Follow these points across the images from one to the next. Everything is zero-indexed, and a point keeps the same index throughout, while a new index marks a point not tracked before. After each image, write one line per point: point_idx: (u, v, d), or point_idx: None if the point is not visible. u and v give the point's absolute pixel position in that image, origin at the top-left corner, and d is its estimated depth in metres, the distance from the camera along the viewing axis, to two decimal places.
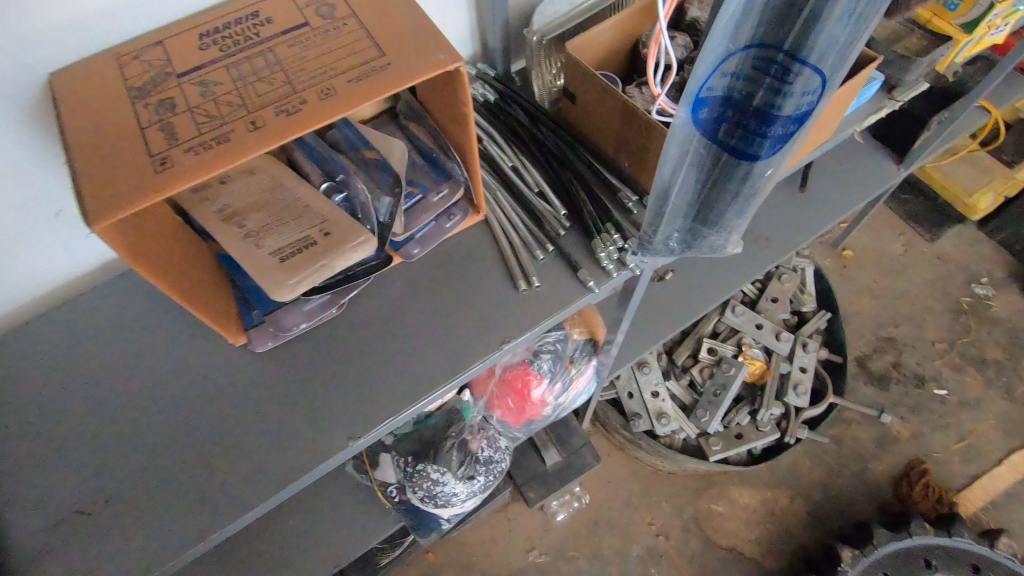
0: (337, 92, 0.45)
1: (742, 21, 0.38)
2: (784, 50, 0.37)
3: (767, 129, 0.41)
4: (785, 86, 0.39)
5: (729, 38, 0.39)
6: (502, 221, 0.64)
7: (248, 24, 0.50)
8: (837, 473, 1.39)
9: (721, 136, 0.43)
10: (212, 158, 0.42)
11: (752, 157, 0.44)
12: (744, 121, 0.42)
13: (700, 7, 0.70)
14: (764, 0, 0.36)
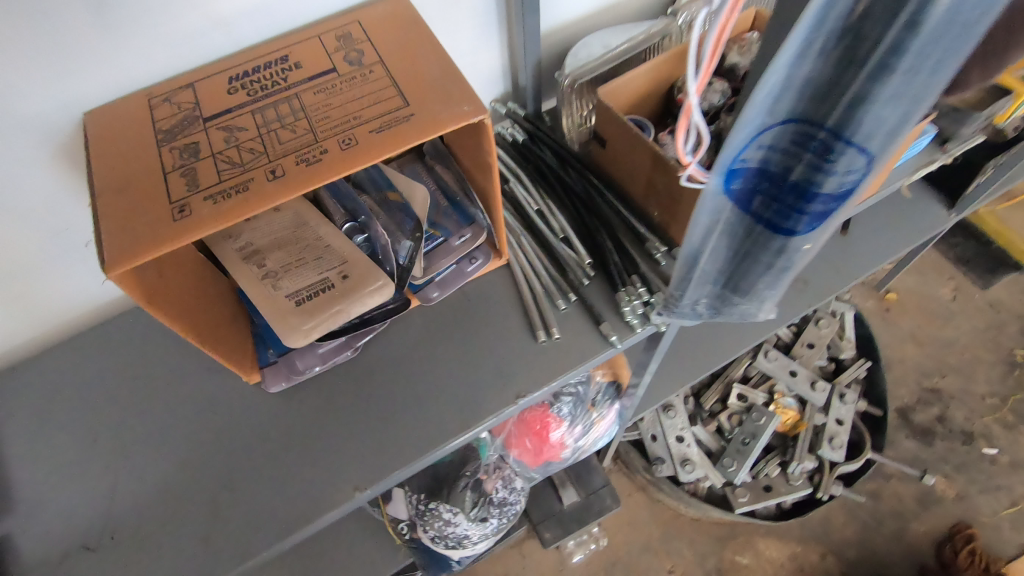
0: (358, 142, 0.44)
1: (781, 96, 0.36)
2: (827, 128, 0.36)
3: (806, 206, 0.40)
4: (827, 164, 0.38)
5: (765, 113, 0.36)
6: (524, 268, 0.63)
7: (277, 68, 0.50)
8: (874, 532, 1.31)
9: (756, 208, 0.42)
10: (229, 207, 0.42)
11: (788, 231, 0.42)
12: (781, 196, 0.41)
13: (740, 53, 0.68)
14: (806, 76, 0.34)
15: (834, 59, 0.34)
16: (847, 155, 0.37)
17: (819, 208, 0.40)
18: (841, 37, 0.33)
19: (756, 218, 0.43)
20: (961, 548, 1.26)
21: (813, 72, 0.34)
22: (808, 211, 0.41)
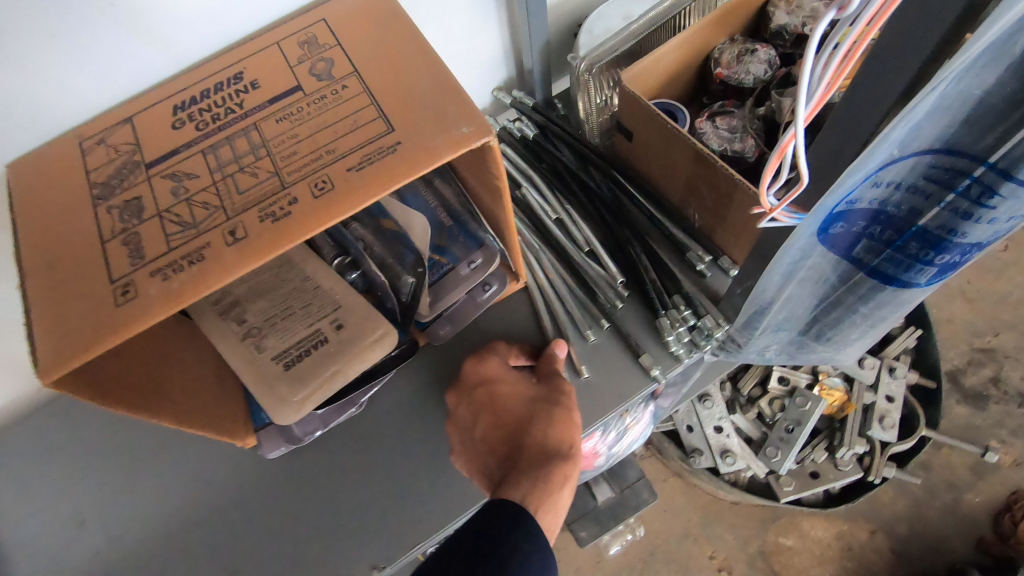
0: (333, 185, 0.35)
1: (920, 130, 0.31)
2: (985, 165, 0.31)
3: (931, 252, 0.38)
4: (973, 211, 0.34)
5: (897, 150, 0.32)
6: (547, 296, 0.54)
7: (230, 90, 0.41)
8: (926, 505, 1.23)
9: (862, 247, 0.40)
10: (181, 284, 0.33)
11: (908, 276, 0.40)
12: (899, 239, 0.38)
13: (788, 11, 0.57)
14: (961, 105, 0.29)
15: (1003, 83, 0.28)
16: (1002, 206, 0.33)
17: (943, 254, 0.38)
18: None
19: (860, 260, 0.42)
20: (1022, 518, 1.17)
21: (979, 93, 0.28)
22: (928, 256, 0.38)
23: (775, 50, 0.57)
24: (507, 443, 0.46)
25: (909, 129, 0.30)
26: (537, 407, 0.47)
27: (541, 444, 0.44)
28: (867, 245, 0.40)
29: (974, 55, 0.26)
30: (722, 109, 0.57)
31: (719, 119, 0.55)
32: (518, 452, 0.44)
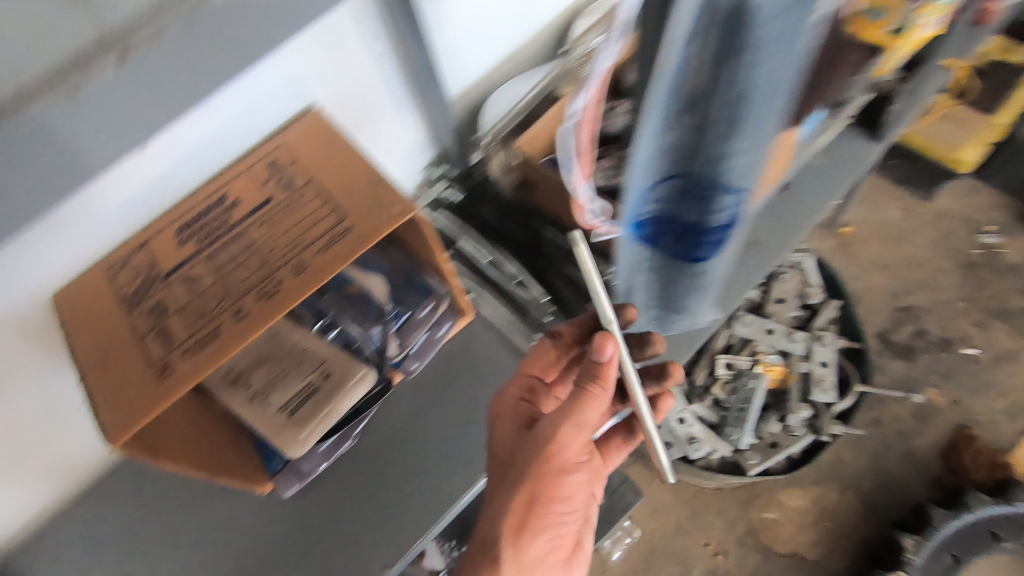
0: (308, 266, 0.48)
1: (653, 156, 0.40)
2: (699, 173, 0.42)
3: (703, 240, 0.47)
4: (713, 206, 0.43)
5: (643, 172, 0.41)
6: (492, 323, 0.70)
7: (218, 210, 0.54)
8: (884, 457, 1.36)
9: (664, 246, 0.48)
10: (207, 357, 0.45)
11: (698, 261, 0.49)
12: (682, 234, 0.47)
13: None
14: (667, 133, 0.39)
15: (683, 118, 0.39)
16: (722, 197, 0.43)
17: (722, 230, 0.46)
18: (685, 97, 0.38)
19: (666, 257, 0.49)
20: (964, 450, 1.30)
21: (673, 127, 0.39)
22: (712, 237, 0.47)
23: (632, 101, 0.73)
24: (505, 458, 0.55)
25: (644, 161, 0.40)
26: (523, 457, 0.53)
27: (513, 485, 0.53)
28: (666, 244, 0.48)
29: (654, 104, 0.36)
30: (603, 154, 0.71)
31: (599, 163, 0.70)
32: (503, 479, 0.54)
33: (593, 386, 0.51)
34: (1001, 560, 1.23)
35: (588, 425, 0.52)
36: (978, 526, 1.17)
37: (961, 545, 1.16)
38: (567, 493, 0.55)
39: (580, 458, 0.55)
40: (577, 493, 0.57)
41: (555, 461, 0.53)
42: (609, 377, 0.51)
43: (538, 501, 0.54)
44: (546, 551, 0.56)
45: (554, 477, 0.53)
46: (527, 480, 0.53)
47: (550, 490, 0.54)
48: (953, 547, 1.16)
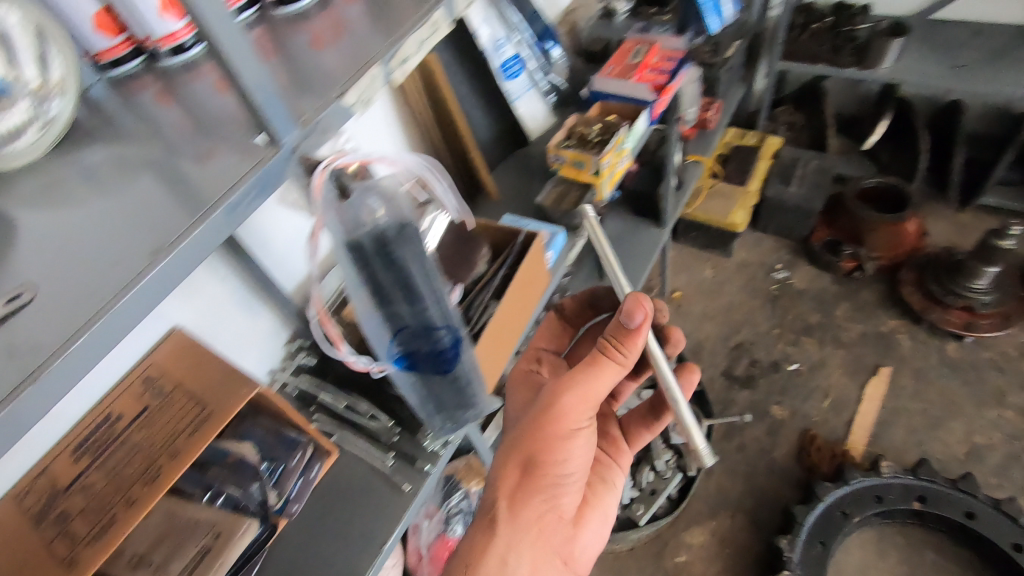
0: (181, 451, 0.66)
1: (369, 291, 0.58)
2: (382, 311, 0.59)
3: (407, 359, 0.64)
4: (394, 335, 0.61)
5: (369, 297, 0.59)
6: (354, 454, 0.86)
7: (105, 425, 0.69)
8: (755, 475, 1.57)
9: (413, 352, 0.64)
10: (107, 540, 0.59)
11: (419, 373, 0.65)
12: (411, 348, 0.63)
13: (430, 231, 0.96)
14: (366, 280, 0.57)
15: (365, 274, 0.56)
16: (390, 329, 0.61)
17: (447, 333, 0.61)
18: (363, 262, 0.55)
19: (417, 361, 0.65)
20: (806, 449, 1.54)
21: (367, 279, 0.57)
22: (445, 343, 0.61)
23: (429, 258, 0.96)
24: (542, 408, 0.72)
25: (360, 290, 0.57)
26: (556, 399, 0.72)
27: (548, 421, 0.72)
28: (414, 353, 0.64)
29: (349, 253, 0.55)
30: None
31: None
32: (544, 414, 0.72)
33: (606, 356, 0.70)
34: (866, 534, 1.44)
35: (592, 390, 0.70)
36: (832, 510, 1.41)
37: (825, 531, 1.38)
38: (572, 452, 0.73)
39: (582, 420, 0.73)
40: (579, 455, 0.74)
41: (556, 423, 0.71)
42: (638, 339, 0.69)
43: (541, 462, 0.72)
44: (542, 511, 0.74)
45: (564, 434, 0.71)
46: (541, 437, 0.71)
47: (559, 445, 0.72)
48: (820, 535, 1.38)
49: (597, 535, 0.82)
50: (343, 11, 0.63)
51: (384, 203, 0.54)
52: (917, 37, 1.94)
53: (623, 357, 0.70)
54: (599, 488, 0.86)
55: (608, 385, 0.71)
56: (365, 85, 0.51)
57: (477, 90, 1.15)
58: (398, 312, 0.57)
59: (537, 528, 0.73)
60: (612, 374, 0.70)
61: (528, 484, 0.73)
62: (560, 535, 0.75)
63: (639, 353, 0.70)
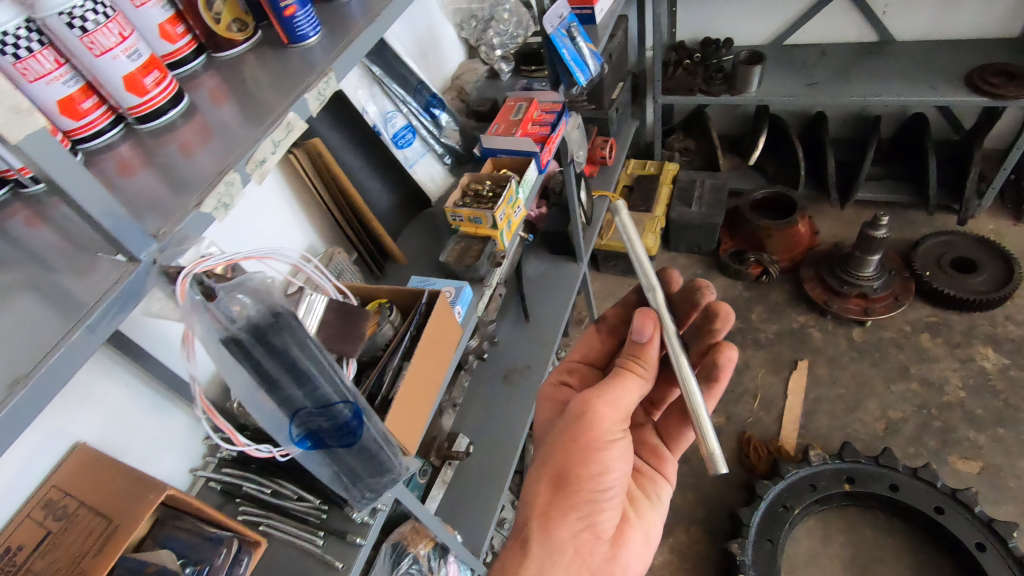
0: (86, 571, 0.63)
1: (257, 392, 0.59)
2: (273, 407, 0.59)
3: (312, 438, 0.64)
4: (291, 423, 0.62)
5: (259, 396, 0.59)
6: (283, 540, 0.83)
7: (3, 560, 0.65)
8: (702, 485, 1.62)
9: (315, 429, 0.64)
10: None
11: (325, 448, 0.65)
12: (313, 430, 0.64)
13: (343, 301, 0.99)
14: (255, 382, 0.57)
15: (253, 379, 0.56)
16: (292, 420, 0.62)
17: (345, 406, 0.63)
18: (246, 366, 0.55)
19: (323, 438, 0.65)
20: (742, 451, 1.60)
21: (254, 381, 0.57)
22: (345, 415, 0.63)
23: None
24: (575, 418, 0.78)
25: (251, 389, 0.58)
26: (581, 415, 0.78)
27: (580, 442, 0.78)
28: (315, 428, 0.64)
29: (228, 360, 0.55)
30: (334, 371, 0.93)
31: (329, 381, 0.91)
32: (576, 426, 0.77)
33: (630, 368, 0.80)
34: (809, 523, 1.51)
35: (619, 401, 0.78)
36: (773, 506, 1.47)
37: (771, 528, 1.44)
38: (608, 465, 0.78)
39: (615, 432, 0.78)
40: (616, 468, 0.79)
41: (590, 434, 0.77)
42: (649, 351, 0.81)
43: (576, 479, 0.78)
44: (578, 528, 0.79)
45: (600, 447, 0.77)
46: (575, 452, 0.77)
47: (594, 459, 0.77)
48: (766, 533, 1.44)
49: (641, 553, 0.86)
50: (212, 116, 0.66)
51: (257, 295, 0.52)
52: (774, 61, 2.16)
53: (643, 369, 0.81)
54: (643, 504, 0.90)
55: (636, 394, 0.80)
56: (222, 191, 0.54)
57: (370, 163, 1.20)
58: (292, 395, 0.59)
59: (574, 546, 0.79)
60: (634, 385, 0.79)
61: (564, 501, 0.79)
62: (599, 556, 0.81)
63: (653, 364, 0.82)
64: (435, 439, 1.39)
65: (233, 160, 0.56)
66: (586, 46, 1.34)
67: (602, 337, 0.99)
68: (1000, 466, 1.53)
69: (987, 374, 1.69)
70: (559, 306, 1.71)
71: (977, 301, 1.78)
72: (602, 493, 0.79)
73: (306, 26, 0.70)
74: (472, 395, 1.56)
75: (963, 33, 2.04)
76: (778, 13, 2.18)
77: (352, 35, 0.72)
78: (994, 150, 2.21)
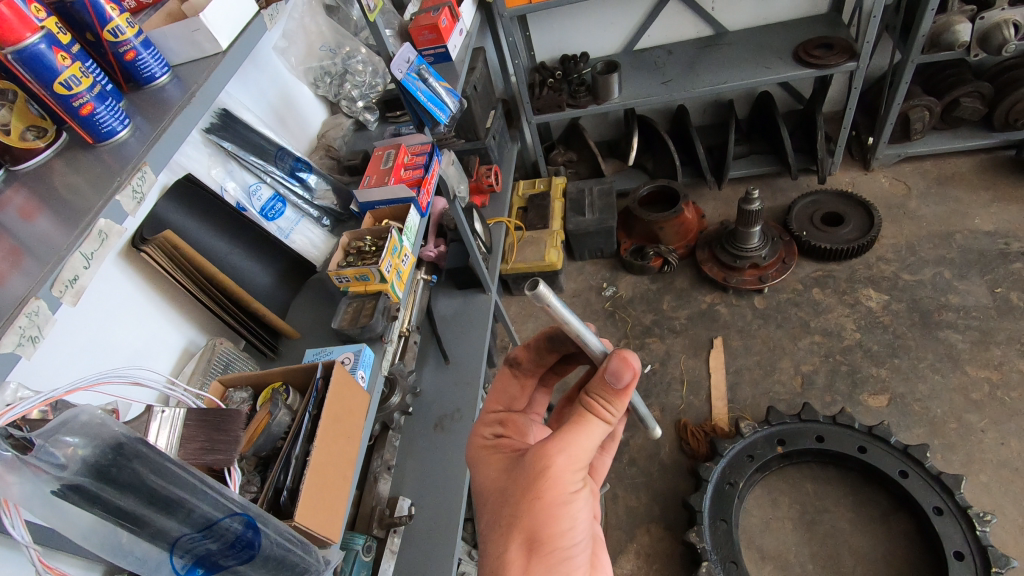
0: None
1: (117, 538, 0.50)
2: (143, 545, 0.52)
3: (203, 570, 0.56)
4: (173, 560, 0.54)
5: (121, 545, 0.51)
6: None
7: None
8: (653, 481, 1.63)
9: (204, 560, 0.56)
10: None
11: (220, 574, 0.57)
12: (203, 560, 0.56)
13: (236, 392, 0.91)
14: (112, 527, 0.50)
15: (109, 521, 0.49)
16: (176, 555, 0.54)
17: (233, 519, 0.57)
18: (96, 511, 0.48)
19: (218, 564, 0.57)
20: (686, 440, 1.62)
21: (112, 526, 0.49)
22: (236, 529, 0.58)
23: (244, 399, 0.92)
24: (534, 476, 0.70)
25: (104, 536, 0.50)
26: (538, 468, 0.70)
27: (542, 500, 0.69)
28: (205, 560, 0.56)
29: (64, 514, 0.47)
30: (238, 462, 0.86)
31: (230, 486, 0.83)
32: (535, 480, 0.70)
33: (594, 412, 0.72)
34: (756, 492, 1.56)
35: (578, 447, 0.71)
36: (720, 485, 1.51)
37: (722, 508, 1.48)
38: (574, 519, 0.70)
39: (578, 481, 0.71)
40: (583, 520, 0.72)
41: (554, 488, 0.70)
42: (625, 398, 0.73)
43: (550, 538, 0.69)
44: None
45: (566, 498, 0.70)
46: (541, 508, 0.69)
47: (563, 512, 0.70)
48: (719, 513, 1.47)
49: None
50: (22, 233, 0.59)
51: (88, 431, 0.46)
52: (629, 66, 2.29)
53: (610, 414, 0.73)
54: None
55: (598, 437, 0.72)
56: (24, 323, 0.48)
57: (239, 243, 1.13)
58: (166, 527, 0.52)
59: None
60: (597, 431, 0.72)
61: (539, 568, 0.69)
62: None
63: (623, 408, 0.74)
64: (375, 508, 1.29)
65: (35, 285, 0.50)
66: (439, 86, 1.36)
67: (521, 381, 0.89)
68: (903, 394, 1.66)
69: (874, 312, 1.84)
70: (477, 340, 1.69)
71: (851, 249, 1.94)
72: (573, 551, 0.71)
73: (111, 120, 0.64)
74: (406, 452, 1.50)
75: (782, 15, 2.26)
76: (623, 22, 2.31)
77: (169, 118, 0.67)
78: (833, 112, 2.45)
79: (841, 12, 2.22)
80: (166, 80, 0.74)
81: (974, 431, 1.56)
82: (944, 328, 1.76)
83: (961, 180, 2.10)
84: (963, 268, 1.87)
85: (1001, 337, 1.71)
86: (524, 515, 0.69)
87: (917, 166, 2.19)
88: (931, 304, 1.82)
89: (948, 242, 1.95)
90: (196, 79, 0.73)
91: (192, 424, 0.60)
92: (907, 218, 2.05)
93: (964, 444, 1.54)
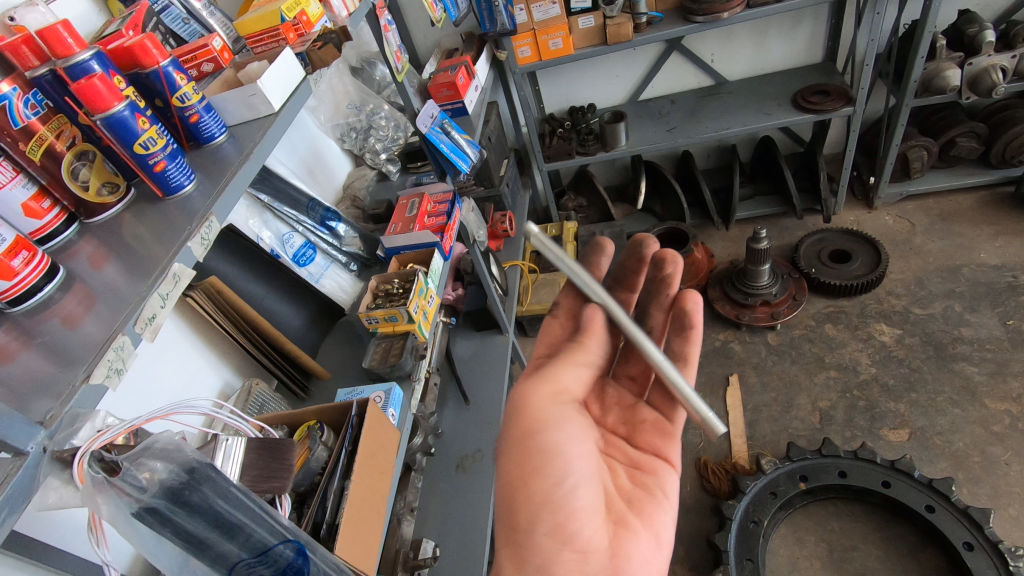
0: None
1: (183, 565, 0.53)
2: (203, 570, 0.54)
3: None
4: None
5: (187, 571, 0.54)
6: None
7: None
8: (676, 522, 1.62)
9: None
10: None
11: None
12: None
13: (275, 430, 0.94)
14: (179, 552, 0.52)
15: (174, 542, 0.52)
16: None
17: (286, 545, 0.60)
18: (165, 531, 0.51)
19: None
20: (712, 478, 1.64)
21: (178, 547, 0.52)
22: (288, 555, 0.60)
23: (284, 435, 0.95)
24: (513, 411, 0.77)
25: (172, 564, 0.53)
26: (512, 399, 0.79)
27: (522, 437, 0.75)
28: None
29: (137, 536, 0.51)
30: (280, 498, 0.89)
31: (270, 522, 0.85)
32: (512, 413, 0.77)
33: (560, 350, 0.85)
34: (781, 530, 1.55)
35: (542, 377, 0.80)
36: (744, 523, 1.50)
37: (747, 547, 1.46)
38: (553, 451, 0.74)
39: (549, 411, 0.77)
40: (568, 454, 0.75)
41: (523, 422, 0.75)
42: (595, 321, 0.86)
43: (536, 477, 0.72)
44: (553, 546, 0.72)
45: (535, 431, 0.74)
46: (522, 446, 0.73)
47: (536, 448, 0.74)
48: (745, 552, 1.45)
49: (654, 565, 0.77)
50: (94, 281, 0.64)
51: (167, 456, 0.51)
52: (635, 116, 2.40)
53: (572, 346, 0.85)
54: (648, 506, 0.81)
55: (563, 366, 0.82)
56: (112, 356, 0.53)
57: (274, 287, 1.19)
58: (228, 552, 0.55)
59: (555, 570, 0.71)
60: (561, 362, 0.82)
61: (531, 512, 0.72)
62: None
63: (597, 334, 0.86)
64: (399, 551, 1.27)
65: (120, 323, 0.56)
66: (460, 137, 1.45)
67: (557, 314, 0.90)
68: (924, 428, 1.66)
69: (888, 346, 1.86)
70: (495, 380, 1.72)
71: (860, 285, 1.97)
72: (560, 488, 0.73)
73: (179, 176, 0.72)
74: (428, 494, 1.51)
75: (778, 65, 2.38)
76: (627, 76, 2.43)
77: (228, 175, 0.74)
78: (834, 154, 2.53)
79: (835, 61, 2.33)
80: (223, 139, 0.81)
81: (998, 463, 1.55)
82: (959, 360, 1.77)
83: (964, 216, 2.15)
84: (974, 301, 1.90)
85: (1017, 368, 1.72)
86: (508, 455, 0.76)
87: (919, 204, 2.25)
88: (944, 338, 1.84)
89: (956, 276, 1.98)
90: (251, 139, 0.80)
91: (252, 455, 0.66)
92: (913, 253, 2.09)
93: (989, 477, 1.53)
